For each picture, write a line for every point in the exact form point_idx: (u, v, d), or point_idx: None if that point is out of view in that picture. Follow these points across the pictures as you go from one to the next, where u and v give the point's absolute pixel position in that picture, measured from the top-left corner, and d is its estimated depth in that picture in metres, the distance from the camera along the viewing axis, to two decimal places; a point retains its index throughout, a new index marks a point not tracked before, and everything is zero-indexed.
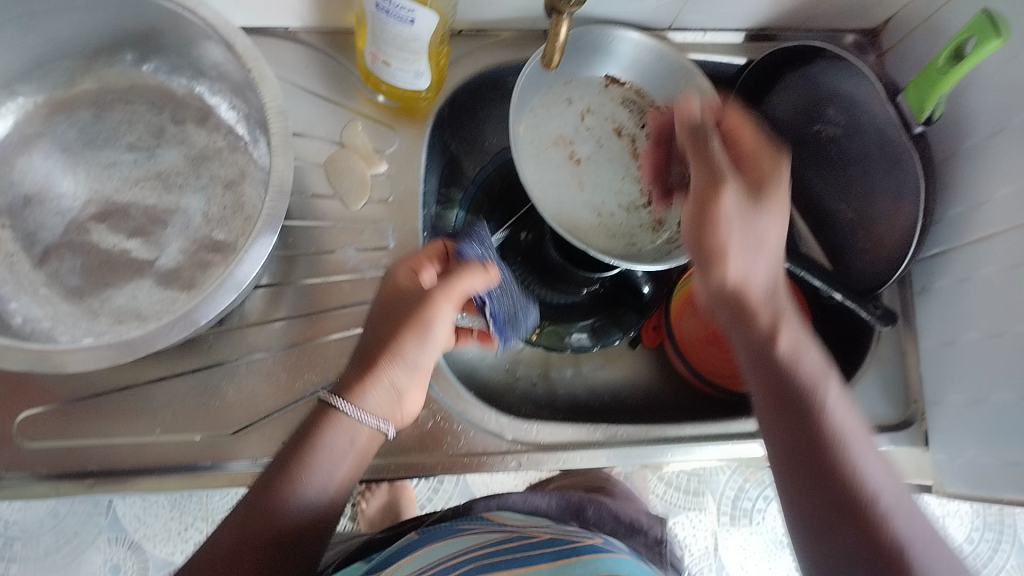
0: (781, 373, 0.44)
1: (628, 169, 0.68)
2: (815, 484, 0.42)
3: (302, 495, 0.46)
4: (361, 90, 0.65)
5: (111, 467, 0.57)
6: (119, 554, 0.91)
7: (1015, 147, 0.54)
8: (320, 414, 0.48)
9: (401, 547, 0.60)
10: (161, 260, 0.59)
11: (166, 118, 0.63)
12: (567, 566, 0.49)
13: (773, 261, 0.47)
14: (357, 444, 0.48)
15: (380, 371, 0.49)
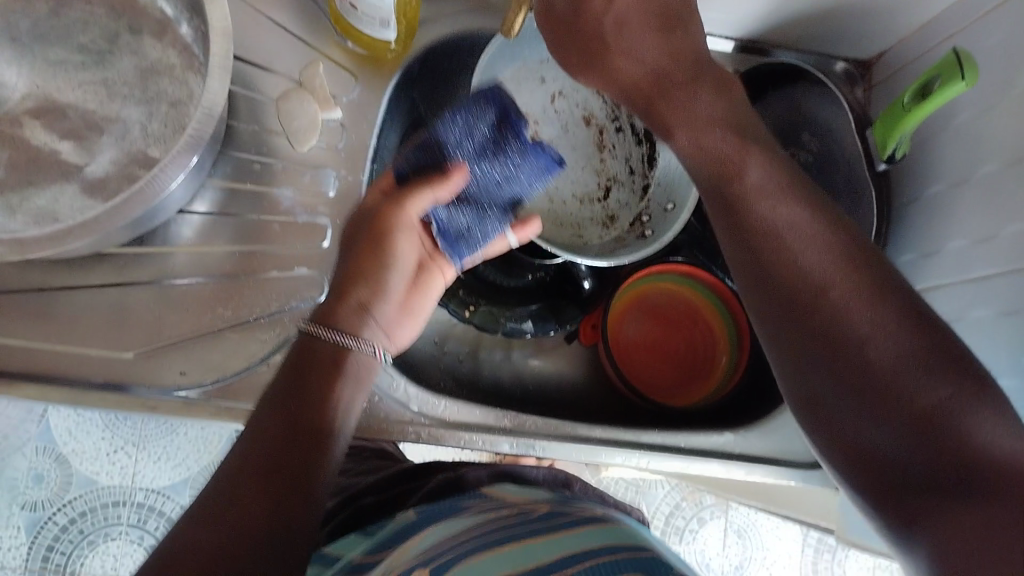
0: (728, 198, 0.47)
1: (591, 160, 0.66)
2: (778, 299, 0.45)
3: (306, 401, 0.48)
4: (330, 32, 0.62)
5: (1, 368, 0.56)
6: (42, 464, 0.90)
7: (973, 201, 0.52)
8: (307, 346, 0.51)
9: (402, 527, 0.55)
10: (91, 168, 0.58)
11: (123, 25, 0.60)
12: (588, 531, 0.48)
13: (641, 37, 0.48)
14: (340, 367, 0.51)
15: (355, 292, 0.53)
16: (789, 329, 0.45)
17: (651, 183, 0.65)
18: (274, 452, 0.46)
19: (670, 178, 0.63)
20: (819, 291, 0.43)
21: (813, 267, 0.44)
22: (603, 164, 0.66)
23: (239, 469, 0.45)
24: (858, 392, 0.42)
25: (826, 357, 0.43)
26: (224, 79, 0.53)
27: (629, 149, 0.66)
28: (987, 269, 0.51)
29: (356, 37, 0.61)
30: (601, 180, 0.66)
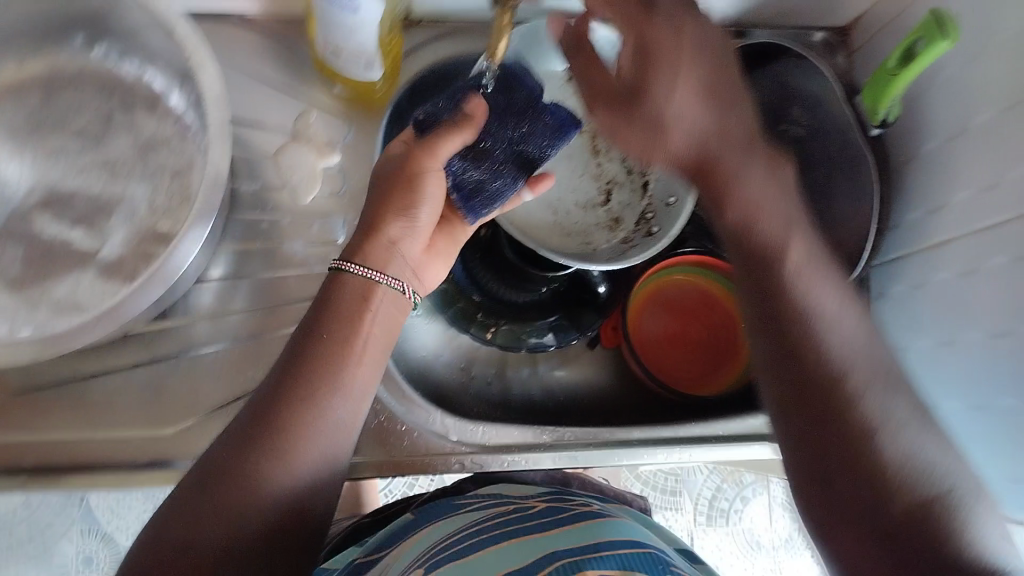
0: (757, 259, 0.49)
1: (588, 167, 0.68)
2: (786, 363, 0.47)
3: (330, 339, 0.49)
4: (318, 82, 0.63)
5: (46, 463, 0.57)
6: (91, 546, 0.88)
7: (975, 149, 0.53)
8: (331, 283, 0.51)
9: (396, 531, 0.57)
10: (104, 250, 0.58)
11: (115, 105, 0.61)
12: (577, 530, 0.48)
13: (688, 95, 0.48)
14: (369, 303, 0.50)
15: (383, 231, 0.52)
16: (802, 404, 0.46)
17: (650, 178, 0.66)
18: (317, 405, 0.47)
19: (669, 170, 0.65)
20: (846, 381, 0.45)
21: (845, 362, 0.46)
22: (600, 169, 0.68)
23: (287, 404, 0.47)
24: (852, 471, 0.43)
25: (840, 429, 0.44)
26: (224, 146, 0.54)
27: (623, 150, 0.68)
28: (995, 217, 0.51)
29: (342, 82, 0.61)
30: (600, 186, 0.68)
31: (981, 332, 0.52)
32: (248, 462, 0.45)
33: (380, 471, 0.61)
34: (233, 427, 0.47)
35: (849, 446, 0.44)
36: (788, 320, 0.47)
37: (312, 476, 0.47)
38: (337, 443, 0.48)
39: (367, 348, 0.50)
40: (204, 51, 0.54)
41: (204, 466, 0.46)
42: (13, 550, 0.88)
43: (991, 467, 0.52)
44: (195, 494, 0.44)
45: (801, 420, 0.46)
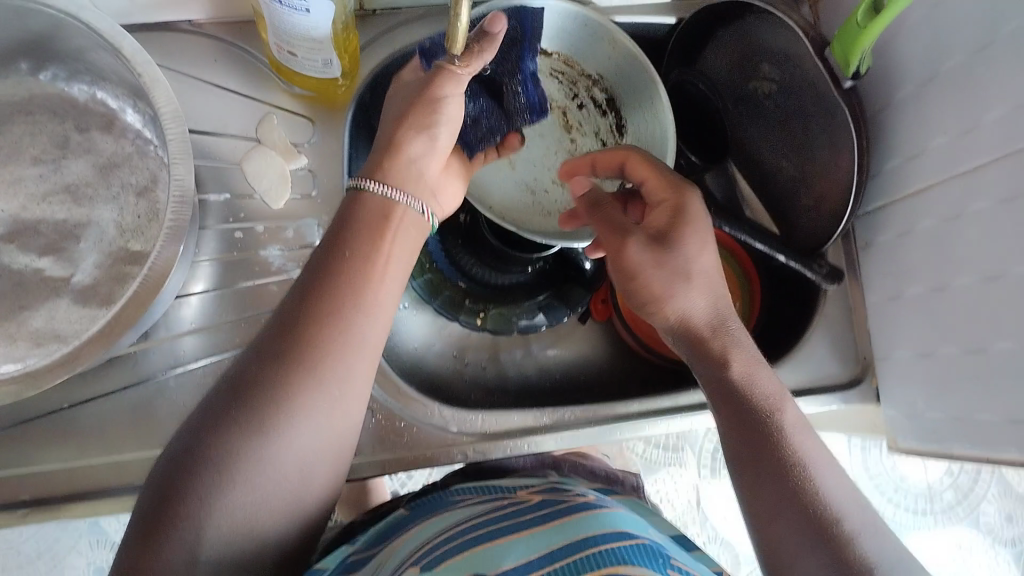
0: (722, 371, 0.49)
1: (562, 144, 0.68)
2: (750, 443, 0.47)
3: (358, 251, 0.47)
4: (276, 82, 0.62)
5: (43, 496, 0.56)
6: (102, 556, 0.88)
7: (947, 94, 0.52)
8: (353, 202, 0.50)
9: (389, 529, 0.58)
10: (77, 276, 0.57)
11: (71, 127, 0.60)
12: (571, 524, 0.48)
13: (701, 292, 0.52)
14: (387, 222, 0.49)
15: (404, 152, 0.52)
16: (789, 521, 0.44)
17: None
18: (343, 327, 0.46)
19: (643, 139, 0.63)
20: (836, 519, 0.44)
21: (835, 504, 0.44)
22: (574, 143, 0.68)
23: (315, 321, 0.45)
24: (816, 542, 0.43)
25: (831, 552, 0.42)
26: (186, 162, 0.52)
27: (596, 123, 0.67)
28: (976, 159, 0.51)
29: (302, 82, 0.60)
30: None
31: (971, 275, 0.52)
32: (271, 378, 0.44)
33: (383, 468, 0.60)
34: (258, 341, 0.46)
35: (825, 541, 0.43)
36: (778, 454, 0.46)
37: (339, 398, 0.45)
38: (363, 367, 0.47)
39: (391, 267, 0.48)
40: (157, 70, 0.52)
41: (229, 384, 0.45)
42: (22, 570, 0.87)
43: (991, 408, 0.52)
44: (223, 411, 0.43)
45: (789, 530, 0.44)
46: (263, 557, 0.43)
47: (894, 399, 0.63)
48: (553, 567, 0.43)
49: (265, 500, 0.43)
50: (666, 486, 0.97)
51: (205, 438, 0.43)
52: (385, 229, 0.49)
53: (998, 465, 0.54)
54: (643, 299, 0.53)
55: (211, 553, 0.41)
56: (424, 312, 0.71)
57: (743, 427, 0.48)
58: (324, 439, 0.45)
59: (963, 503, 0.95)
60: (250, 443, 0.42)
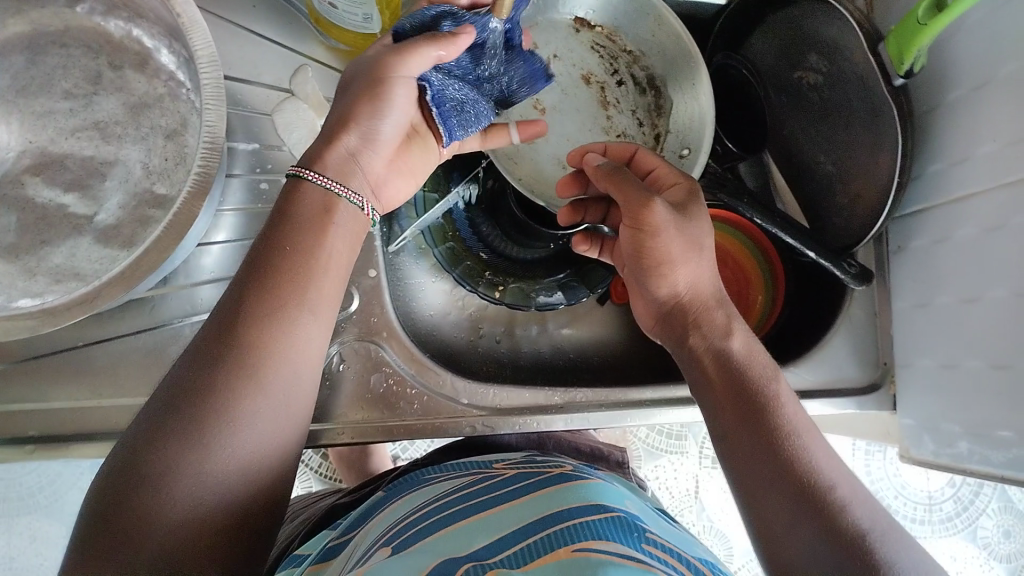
0: (729, 363, 0.49)
1: (597, 119, 0.65)
2: (746, 422, 0.46)
3: (299, 244, 0.47)
4: (314, 34, 0.61)
5: (51, 433, 0.56)
6: None
7: (1000, 101, 0.50)
8: (291, 189, 0.49)
9: (370, 509, 0.58)
10: (100, 216, 0.57)
11: (104, 63, 0.58)
12: (549, 497, 0.49)
13: (705, 262, 0.52)
14: (331, 213, 0.49)
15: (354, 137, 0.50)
16: (780, 498, 0.43)
17: (661, 130, 0.64)
18: (289, 319, 0.46)
19: (680, 120, 0.62)
20: (827, 487, 0.43)
21: (825, 472, 0.44)
22: (611, 121, 0.65)
23: (260, 317, 0.45)
24: (809, 510, 0.42)
25: (823, 521, 0.41)
26: (218, 108, 0.51)
27: (634, 101, 0.65)
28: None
29: (340, 36, 0.59)
30: (609, 138, 0.64)
31: (1007, 288, 0.51)
32: (217, 365, 0.43)
33: (390, 433, 0.59)
34: (203, 332, 0.45)
35: (818, 509, 0.42)
36: (768, 429, 0.45)
37: (280, 391, 0.45)
38: (299, 356, 0.46)
39: (331, 265, 0.48)
40: (196, 11, 0.52)
41: (179, 375, 0.43)
42: (22, 502, 0.88)
43: (1012, 425, 0.51)
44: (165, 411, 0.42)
45: (780, 507, 0.43)
46: (220, 522, 0.41)
47: (912, 407, 0.62)
48: (515, 548, 0.43)
49: (217, 497, 0.41)
50: (665, 472, 0.97)
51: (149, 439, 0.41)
52: (331, 224, 0.49)
53: (1012, 483, 0.53)
54: (650, 270, 0.53)
55: (154, 551, 0.39)
56: (443, 280, 0.71)
57: (737, 410, 0.47)
58: (268, 435, 0.44)
59: (962, 514, 0.94)
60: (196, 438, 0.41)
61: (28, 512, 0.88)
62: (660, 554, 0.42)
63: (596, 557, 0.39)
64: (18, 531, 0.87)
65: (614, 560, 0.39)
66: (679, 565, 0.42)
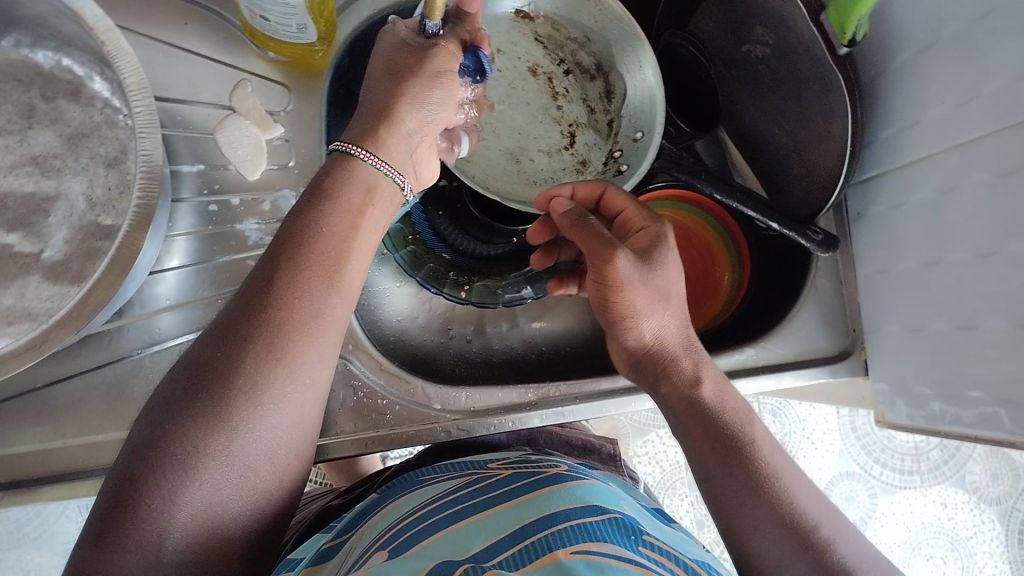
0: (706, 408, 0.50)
1: (550, 111, 0.64)
2: (730, 462, 0.48)
3: (330, 223, 0.46)
4: (249, 47, 0.59)
5: (19, 477, 0.55)
6: None
7: (946, 63, 0.50)
8: (337, 165, 0.48)
9: (367, 510, 0.57)
10: (47, 252, 0.55)
11: (36, 95, 0.57)
12: (541, 499, 0.48)
13: (673, 313, 0.53)
14: (370, 194, 0.48)
15: (396, 118, 0.50)
16: (771, 539, 0.45)
17: (613, 117, 0.63)
18: (323, 305, 0.45)
19: (631, 107, 0.62)
20: (814, 527, 0.45)
21: (811, 512, 0.46)
22: (561, 111, 0.64)
23: (294, 300, 0.43)
24: (802, 548, 0.44)
25: (818, 565, 0.44)
26: (153, 136, 0.50)
27: (584, 89, 0.64)
28: (973, 131, 0.49)
29: (276, 47, 0.58)
30: (563, 129, 0.64)
31: (966, 250, 0.51)
32: (249, 346, 0.42)
33: (366, 446, 0.59)
34: (232, 307, 0.44)
35: (809, 550, 0.44)
36: (755, 471, 0.47)
37: (309, 383, 0.44)
38: (329, 341, 0.45)
39: (364, 246, 0.48)
40: (121, 39, 0.50)
41: (208, 349, 0.42)
42: (11, 536, 0.87)
43: (981, 385, 0.52)
44: (191, 397, 0.41)
45: (776, 549, 0.45)
46: (222, 543, 0.41)
47: (884, 372, 0.62)
48: (512, 551, 0.42)
49: (235, 495, 0.41)
50: (654, 447, 0.97)
51: (173, 424, 0.40)
52: (370, 205, 0.48)
53: (984, 441, 0.53)
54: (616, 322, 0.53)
55: (171, 556, 0.39)
56: (408, 284, 0.70)
57: (717, 447, 0.48)
58: (292, 429, 0.43)
59: (949, 462, 0.95)
60: (223, 430, 0.40)
61: (17, 546, 0.87)
62: (656, 556, 0.42)
63: (596, 560, 0.39)
64: (9, 565, 0.86)
65: (614, 564, 0.39)
66: (674, 568, 0.41)
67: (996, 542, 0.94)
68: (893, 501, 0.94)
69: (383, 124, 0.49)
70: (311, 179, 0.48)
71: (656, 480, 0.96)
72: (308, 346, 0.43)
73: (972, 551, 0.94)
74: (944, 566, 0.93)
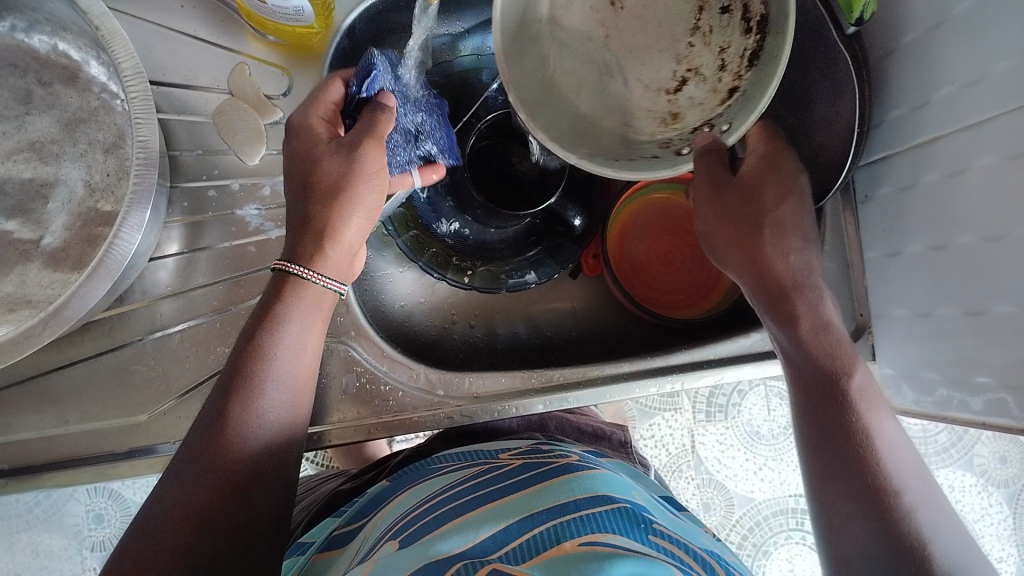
0: (809, 355, 0.50)
1: (677, 44, 0.47)
2: (824, 408, 0.48)
3: (281, 330, 0.49)
4: (249, 30, 0.58)
5: (23, 463, 0.56)
6: (100, 503, 0.88)
7: (957, 41, 0.49)
8: (279, 284, 0.50)
9: (374, 499, 0.57)
10: (46, 239, 0.55)
11: (32, 80, 0.56)
12: (548, 490, 0.48)
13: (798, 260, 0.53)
14: (297, 296, 0.50)
15: (340, 232, 0.50)
16: (842, 488, 0.45)
17: (742, 88, 0.47)
18: (284, 414, 0.49)
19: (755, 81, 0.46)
20: (896, 492, 0.43)
21: (892, 472, 0.44)
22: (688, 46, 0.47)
23: (250, 387, 0.47)
24: (859, 498, 0.43)
25: (881, 516, 0.42)
26: (149, 121, 0.50)
27: (731, 37, 0.46)
28: (983, 111, 0.48)
29: (275, 30, 0.57)
30: (678, 69, 0.47)
31: (974, 234, 0.50)
32: (226, 428, 0.46)
33: (369, 433, 0.59)
34: (209, 404, 0.47)
35: (877, 501, 0.43)
36: (842, 423, 0.47)
37: (296, 386, 0.50)
38: (284, 431, 0.49)
39: (308, 356, 0.51)
40: (113, 20, 0.49)
41: (200, 427, 0.46)
42: (21, 519, 0.87)
43: (990, 370, 0.51)
44: (220, 393, 0.47)
45: (845, 498, 0.44)
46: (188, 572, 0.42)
47: (890, 358, 0.61)
48: (519, 542, 0.42)
49: (205, 522, 0.43)
50: (661, 429, 0.97)
51: (207, 427, 0.46)
52: (317, 314, 0.51)
53: (992, 427, 0.53)
54: (727, 243, 0.54)
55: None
56: (411, 268, 0.69)
57: (814, 394, 0.49)
58: (296, 409, 0.50)
59: (958, 445, 0.94)
60: (242, 429, 0.46)
61: (27, 528, 0.87)
62: (667, 545, 0.42)
63: (603, 550, 0.38)
64: (20, 547, 0.87)
65: (621, 552, 0.38)
66: (685, 557, 0.41)
67: (1004, 525, 0.93)
68: None
69: (327, 244, 0.50)
70: (258, 300, 0.51)
71: (662, 462, 0.96)
72: (289, 331, 0.49)
73: (979, 533, 0.93)
74: None
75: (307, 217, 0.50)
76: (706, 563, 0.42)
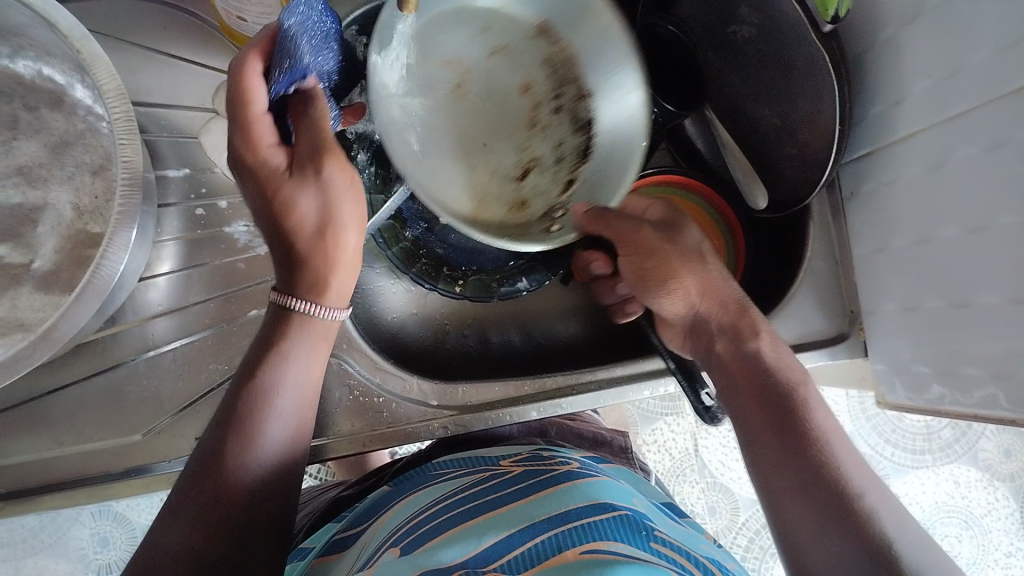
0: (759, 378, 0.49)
1: (519, 137, 0.54)
2: (779, 426, 0.46)
3: (287, 351, 0.49)
4: (231, 49, 0.59)
5: (19, 486, 0.56)
6: (105, 526, 0.88)
7: (931, 36, 0.49)
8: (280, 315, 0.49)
9: (374, 506, 0.57)
10: (37, 263, 0.56)
11: (18, 106, 0.57)
12: (551, 498, 0.47)
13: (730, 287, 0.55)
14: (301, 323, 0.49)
15: (337, 258, 0.48)
16: (803, 498, 0.43)
17: (578, 177, 0.54)
18: (287, 434, 0.49)
19: (597, 165, 0.53)
20: (858, 494, 0.42)
21: (856, 483, 0.42)
22: (529, 140, 0.54)
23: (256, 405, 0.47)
24: (819, 509, 0.42)
25: (846, 524, 0.40)
26: (133, 143, 0.51)
27: (563, 134, 0.54)
28: (961, 105, 0.48)
29: None
30: (522, 158, 0.54)
31: (957, 226, 0.50)
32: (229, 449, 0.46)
33: (364, 445, 0.59)
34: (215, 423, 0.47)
35: (840, 507, 0.41)
36: (799, 438, 0.45)
37: (301, 407, 0.50)
38: (286, 453, 0.49)
39: (313, 379, 0.51)
40: (93, 43, 0.50)
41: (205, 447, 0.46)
42: (26, 543, 0.87)
43: (980, 362, 0.51)
44: (226, 412, 0.47)
45: (804, 509, 0.42)
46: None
47: (883, 353, 0.61)
48: (521, 550, 0.42)
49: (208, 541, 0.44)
50: (663, 434, 0.96)
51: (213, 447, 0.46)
52: (320, 339, 0.50)
53: (984, 419, 0.53)
54: (657, 284, 0.55)
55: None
56: (402, 280, 0.69)
57: (764, 414, 0.47)
58: (300, 430, 0.50)
59: (961, 440, 0.94)
60: (244, 451, 0.46)
61: (33, 552, 0.87)
62: (668, 551, 0.42)
63: (606, 557, 0.38)
64: (26, 572, 0.87)
65: (623, 559, 0.38)
66: (686, 563, 0.41)
67: (1011, 519, 0.93)
68: (906, 481, 0.94)
69: (327, 275, 0.48)
70: (258, 334, 0.50)
71: (665, 467, 0.95)
72: (294, 352, 0.49)
73: (987, 528, 0.93)
74: (960, 545, 0.92)
75: (296, 254, 0.48)
76: (703, 566, 0.42)
